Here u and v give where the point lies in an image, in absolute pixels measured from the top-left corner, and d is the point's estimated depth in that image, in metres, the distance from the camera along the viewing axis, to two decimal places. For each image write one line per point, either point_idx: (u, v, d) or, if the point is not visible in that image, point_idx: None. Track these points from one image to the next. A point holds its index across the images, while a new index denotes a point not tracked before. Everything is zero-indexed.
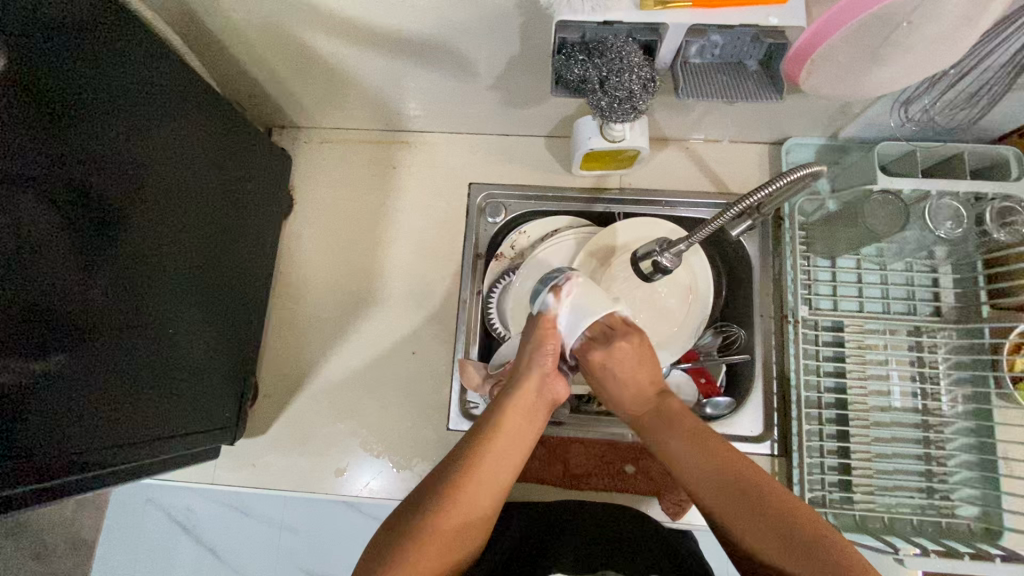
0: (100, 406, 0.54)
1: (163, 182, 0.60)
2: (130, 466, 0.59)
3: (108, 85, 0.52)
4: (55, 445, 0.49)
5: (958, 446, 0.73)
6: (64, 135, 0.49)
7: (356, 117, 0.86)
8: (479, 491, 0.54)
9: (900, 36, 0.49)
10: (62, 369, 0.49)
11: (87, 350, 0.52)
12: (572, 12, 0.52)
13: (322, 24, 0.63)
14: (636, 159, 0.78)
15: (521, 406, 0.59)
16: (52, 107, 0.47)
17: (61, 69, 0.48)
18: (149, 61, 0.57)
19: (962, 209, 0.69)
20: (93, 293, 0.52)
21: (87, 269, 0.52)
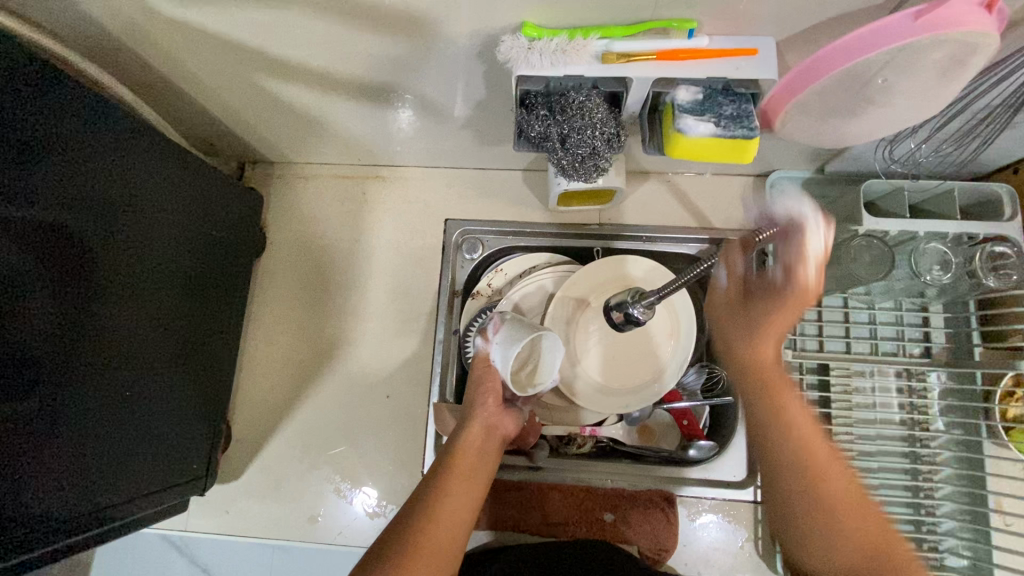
0: (61, 473, 0.52)
1: (127, 236, 0.58)
2: (98, 529, 0.58)
3: (75, 138, 0.52)
4: (16, 521, 0.48)
5: (946, 495, 0.71)
6: (31, 190, 0.48)
7: (329, 153, 0.84)
8: (431, 555, 0.51)
9: (875, 90, 0.47)
10: (16, 441, 0.48)
11: (43, 416, 0.50)
12: (530, 67, 0.49)
13: (281, 71, 0.61)
14: (612, 196, 0.76)
15: (461, 466, 0.59)
16: (19, 162, 0.47)
17: (24, 124, 0.47)
18: (105, 114, 0.55)
19: (949, 254, 0.66)
20: (51, 360, 0.51)
21: (43, 336, 0.50)
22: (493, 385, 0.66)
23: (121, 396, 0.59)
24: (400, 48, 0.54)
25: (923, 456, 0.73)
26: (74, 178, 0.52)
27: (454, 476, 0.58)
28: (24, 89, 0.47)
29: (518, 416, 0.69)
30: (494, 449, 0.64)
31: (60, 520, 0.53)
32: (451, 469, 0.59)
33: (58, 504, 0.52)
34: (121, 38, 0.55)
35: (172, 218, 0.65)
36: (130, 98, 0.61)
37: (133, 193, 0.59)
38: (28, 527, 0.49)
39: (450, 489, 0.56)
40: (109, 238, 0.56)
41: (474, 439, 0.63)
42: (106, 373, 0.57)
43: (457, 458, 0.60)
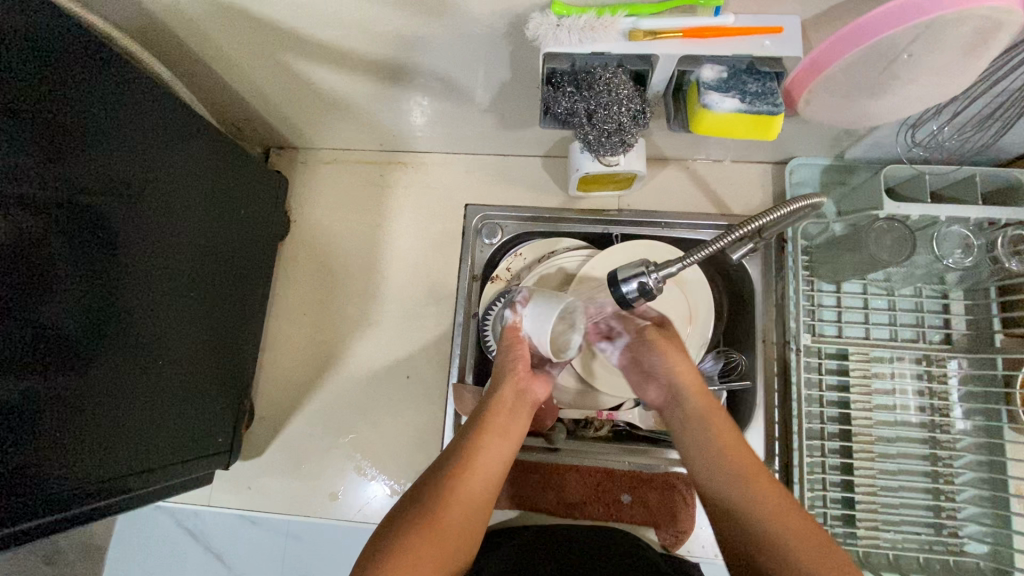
0: (88, 441, 0.54)
1: (155, 214, 0.60)
2: (122, 497, 0.59)
3: (109, 115, 0.53)
4: (43, 483, 0.50)
5: (967, 481, 0.70)
6: (67, 164, 0.49)
7: (352, 139, 0.86)
8: (459, 520, 0.51)
9: (899, 67, 0.47)
10: (50, 407, 0.49)
11: (75, 383, 0.52)
12: (558, 44, 0.51)
13: (311, 52, 0.62)
14: (632, 180, 0.77)
15: (491, 433, 0.59)
16: (56, 136, 0.48)
17: (63, 99, 0.49)
18: (138, 90, 0.56)
19: (971, 238, 0.66)
20: (83, 331, 0.52)
21: (77, 306, 0.51)
22: (523, 353, 0.66)
23: (147, 370, 0.60)
24: (428, 28, 0.56)
25: (942, 443, 0.72)
26: (109, 154, 0.53)
27: (484, 444, 0.58)
28: (62, 67, 0.48)
29: (546, 382, 0.68)
30: (525, 415, 0.64)
31: (86, 486, 0.54)
32: (482, 435, 0.58)
33: (85, 470, 0.54)
34: (158, 16, 0.57)
35: (198, 198, 0.66)
36: (165, 77, 0.62)
37: (162, 171, 0.60)
38: (56, 492, 0.51)
39: (479, 458, 0.56)
40: (140, 215, 0.58)
41: (507, 406, 0.62)
42: (132, 346, 0.58)
43: (488, 424, 0.60)
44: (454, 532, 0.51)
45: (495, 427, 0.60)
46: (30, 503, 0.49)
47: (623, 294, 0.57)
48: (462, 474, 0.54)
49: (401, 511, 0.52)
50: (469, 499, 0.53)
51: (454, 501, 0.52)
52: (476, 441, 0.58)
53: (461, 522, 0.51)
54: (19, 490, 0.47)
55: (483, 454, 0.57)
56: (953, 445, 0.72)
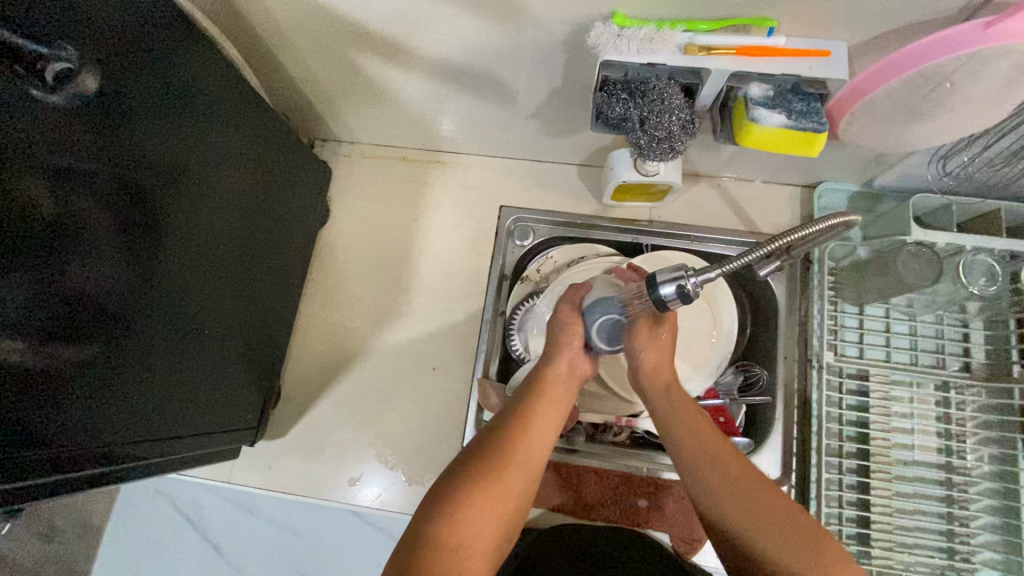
0: (101, 406, 0.51)
1: (195, 187, 0.59)
2: (130, 464, 0.57)
3: (172, 90, 0.53)
4: (54, 442, 0.47)
5: (981, 508, 0.71)
6: (128, 140, 0.49)
7: (395, 135, 0.89)
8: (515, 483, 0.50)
9: (941, 96, 0.50)
10: (94, 372, 0.50)
11: (114, 354, 0.51)
12: (617, 53, 0.53)
13: (371, 46, 0.65)
14: (667, 193, 0.79)
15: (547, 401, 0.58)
16: (124, 114, 0.48)
17: (135, 75, 0.48)
18: (202, 63, 0.56)
19: (997, 266, 0.68)
20: (119, 302, 0.51)
21: (123, 278, 0.51)
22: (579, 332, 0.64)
23: (173, 342, 0.60)
24: (490, 30, 0.59)
25: (957, 468, 0.73)
26: (166, 121, 0.53)
27: (537, 410, 0.56)
28: (140, 44, 0.48)
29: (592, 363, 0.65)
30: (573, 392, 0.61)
31: (104, 453, 0.53)
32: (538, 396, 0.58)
33: (96, 435, 0.51)
34: None
35: (236, 179, 0.66)
36: (234, 58, 0.66)
37: (207, 145, 0.59)
38: (77, 457, 0.50)
39: (530, 428, 0.54)
40: (179, 185, 0.56)
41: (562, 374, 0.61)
42: (169, 320, 0.58)
43: (541, 390, 0.59)
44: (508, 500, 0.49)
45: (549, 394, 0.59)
46: (69, 463, 0.49)
47: (661, 298, 0.58)
48: (513, 445, 0.52)
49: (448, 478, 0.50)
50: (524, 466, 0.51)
51: (512, 471, 0.50)
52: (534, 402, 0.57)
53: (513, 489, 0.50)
54: (55, 455, 0.48)
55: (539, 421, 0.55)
56: (967, 470, 0.73)
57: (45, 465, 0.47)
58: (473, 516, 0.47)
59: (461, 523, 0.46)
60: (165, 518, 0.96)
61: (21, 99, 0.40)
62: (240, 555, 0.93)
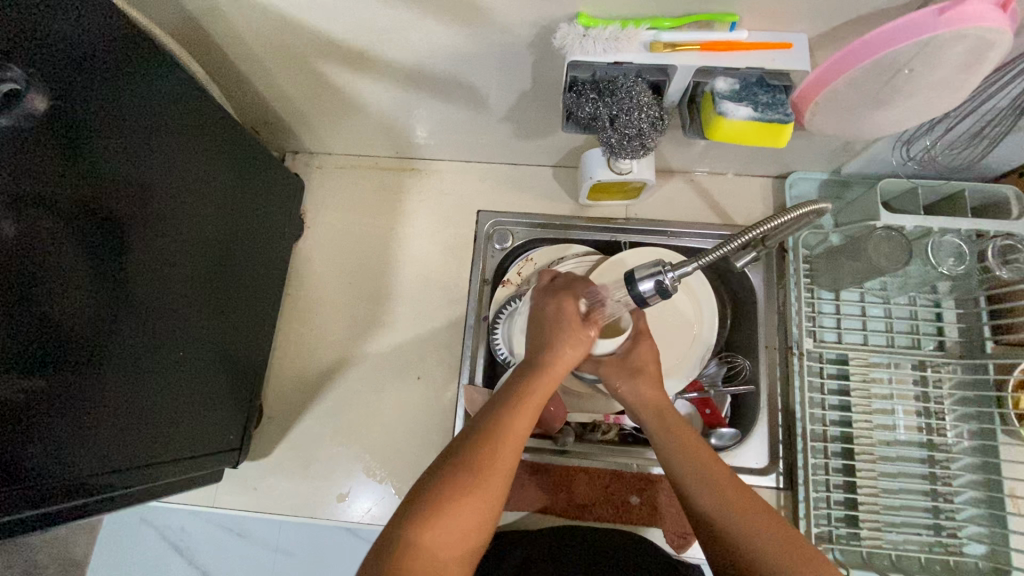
0: (77, 435, 0.49)
1: (162, 209, 0.57)
2: (105, 496, 0.54)
3: (135, 109, 0.52)
4: (19, 477, 0.44)
5: (964, 482, 0.72)
6: (90, 165, 0.48)
7: (367, 144, 0.88)
8: (494, 490, 0.49)
9: (900, 82, 0.51)
10: (65, 404, 0.48)
11: (86, 384, 0.50)
12: (584, 53, 0.53)
13: (338, 55, 0.65)
14: (642, 190, 0.80)
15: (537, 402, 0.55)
16: (83, 137, 0.47)
17: (95, 95, 0.47)
18: (167, 83, 0.55)
19: (964, 246, 0.70)
20: (88, 330, 0.50)
21: (92, 303, 0.50)
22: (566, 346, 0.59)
23: (149, 367, 0.58)
24: (456, 35, 0.58)
25: (939, 445, 0.75)
26: (134, 146, 0.52)
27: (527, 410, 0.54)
28: (97, 65, 0.47)
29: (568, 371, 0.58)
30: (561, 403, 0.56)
31: (84, 483, 0.51)
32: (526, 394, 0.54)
33: (71, 466, 0.49)
34: (193, 12, 0.59)
35: (206, 202, 0.64)
36: (198, 73, 0.65)
37: (172, 166, 0.58)
38: (57, 491, 0.48)
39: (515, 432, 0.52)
40: (145, 209, 0.55)
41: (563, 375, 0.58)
42: (144, 345, 0.57)
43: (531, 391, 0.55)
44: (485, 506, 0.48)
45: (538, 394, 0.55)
46: (50, 495, 0.47)
47: (639, 293, 0.58)
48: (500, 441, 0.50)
49: (423, 485, 0.48)
50: (501, 472, 0.50)
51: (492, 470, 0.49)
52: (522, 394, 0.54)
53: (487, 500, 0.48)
54: (32, 489, 0.46)
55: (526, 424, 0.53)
56: (949, 447, 0.74)
57: (25, 499, 0.45)
58: (451, 516, 0.46)
59: (436, 525, 0.46)
60: (148, 546, 0.94)
61: None
62: None
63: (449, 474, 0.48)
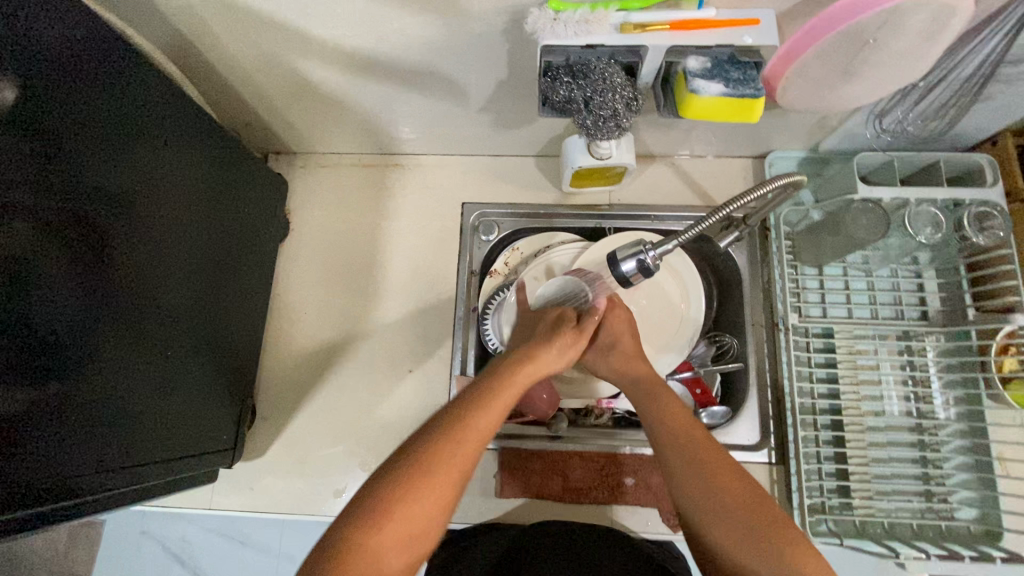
0: (66, 438, 0.49)
1: (144, 208, 0.57)
2: (95, 497, 0.53)
3: (110, 110, 0.52)
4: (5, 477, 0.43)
5: (953, 449, 0.73)
6: (67, 166, 0.48)
7: (350, 142, 0.88)
8: (443, 490, 0.47)
9: (867, 52, 0.51)
10: (54, 410, 0.48)
11: (74, 386, 0.50)
12: (556, 37, 0.54)
13: (314, 51, 0.65)
14: (623, 174, 0.80)
15: (492, 406, 0.53)
16: (58, 138, 0.47)
17: (66, 95, 0.47)
18: (145, 82, 0.56)
19: (941, 216, 0.71)
20: (74, 333, 0.50)
21: (78, 305, 0.50)
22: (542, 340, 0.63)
23: (138, 369, 0.58)
24: (430, 26, 0.59)
25: (926, 414, 0.75)
26: (111, 145, 0.52)
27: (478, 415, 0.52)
28: (69, 66, 0.48)
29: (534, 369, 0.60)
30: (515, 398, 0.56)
31: (76, 486, 0.51)
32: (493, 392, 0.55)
33: (57, 465, 0.49)
34: (165, 13, 0.59)
35: (188, 202, 0.64)
36: (173, 74, 0.65)
37: (152, 165, 0.58)
38: (49, 495, 0.48)
39: (462, 438, 0.50)
40: (127, 209, 0.55)
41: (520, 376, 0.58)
42: (132, 348, 0.57)
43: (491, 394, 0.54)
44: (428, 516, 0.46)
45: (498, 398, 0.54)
46: (42, 498, 0.47)
47: (622, 273, 0.59)
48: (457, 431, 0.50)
49: (374, 480, 0.48)
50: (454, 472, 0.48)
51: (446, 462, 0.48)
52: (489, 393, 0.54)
53: (429, 508, 0.46)
54: (26, 493, 0.46)
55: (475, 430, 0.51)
56: (936, 415, 0.75)
57: (19, 501, 0.45)
58: (392, 520, 0.45)
59: (377, 526, 0.44)
60: (148, 558, 0.97)
61: None
62: None
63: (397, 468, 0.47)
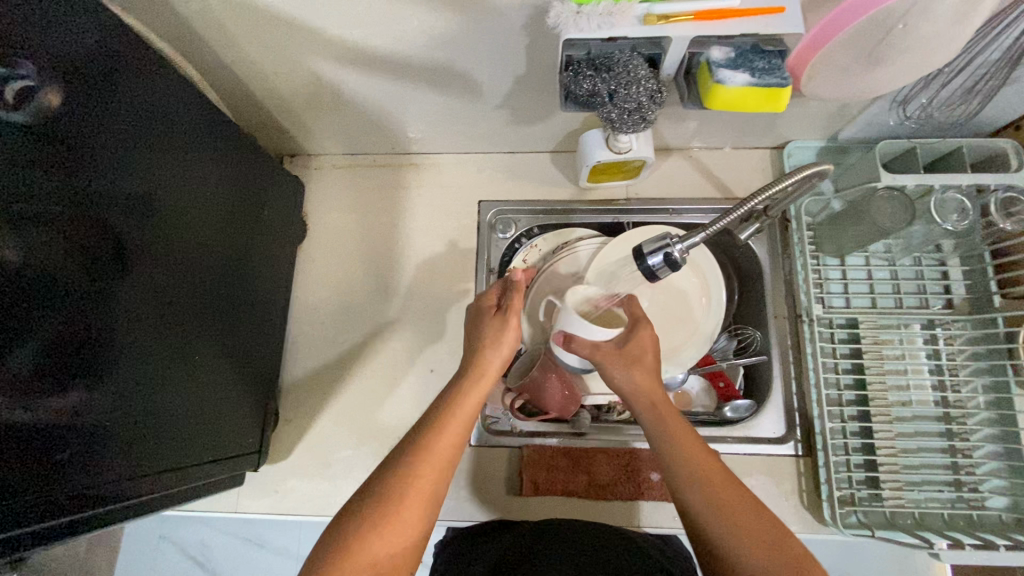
0: (99, 444, 0.49)
1: (167, 220, 0.57)
2: (126, 504, 0.53)
3: (136, 114, 0.52)
4: (34, 485, 0.43)
5: (981, 437, 0.72)
6: (99, 170, 0.48)
7: (365, 142, 0.88)
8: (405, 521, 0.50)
9: (895, 38, 0.50)
10: (87, 416, 0.48)
11: (105, 391, 0.50)
12: (579, 30, 0.53)
13: (331, 51, 0.65)
14: (642, 168, 0.80)
15: (453, 425, 0.57)
16: (92, 142, 0.47)
17: (100, 98, 0.47)
18: (167, 89, 0.56)
19: (967, 202, 0.70)
20: (105, 337, 0.50)
21: (108, 310, 0.50)
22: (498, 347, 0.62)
23: (166, 374, 0.58)
24: (449, 23, 0.59)
25: (953, 403, 0.75)
26: (137, 150, 0.52)
27: (440, 436, 0.55)
28: (103, 70, 0.48)
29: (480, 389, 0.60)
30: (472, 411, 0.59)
31: (110, 491, 0.51)
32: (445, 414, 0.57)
33: (87, 473, 0.48)
34: (184, 16, 0.59)
35: (208, 206, 0.64)
36: (194, 77, 0.65)
37: (173, 171, 0.57)
38: (83, 499, 0.48)
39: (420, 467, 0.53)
40: (149, 218, 0.55)
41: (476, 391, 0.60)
42: (159, 353, 0.57)
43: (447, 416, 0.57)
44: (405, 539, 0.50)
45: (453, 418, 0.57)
46: (76, 502, 0.47)
47: (649, 267, 0.59)
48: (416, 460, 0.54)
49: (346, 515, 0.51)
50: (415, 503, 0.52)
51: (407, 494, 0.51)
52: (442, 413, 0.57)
53: (392, 541, 0.49)
54: (62, 498, 0.46)
55: (440, 450, 0.55)
56: (964, 404, 0.74)
57: (55, 503, 0.45)
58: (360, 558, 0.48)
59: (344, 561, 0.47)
60: (169, 563, 0.99)
61: None
62: None
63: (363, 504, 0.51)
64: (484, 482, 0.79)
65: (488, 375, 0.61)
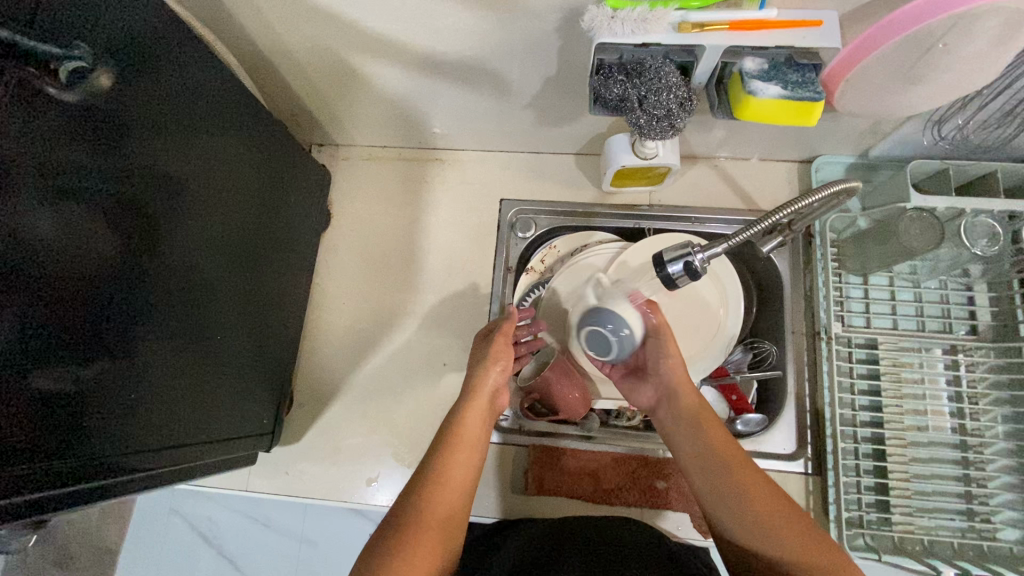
0: (122, 417, 0.51)
1: (196, 200, 0.58)
2: (142, 476, 0.55)
3: (171, 94, 0.52)
4: (61, 453, 0.45)
5: (999, 468, 0.70)
6: (133, 150, 0.49)
7: (391, 135, 0.89)
8: (437, 534, 0.53)
9: (934, 57, 0.49)
10: (113, 384, 0.49)
11: (128, 368, 0.51)
12: (612, 35, 0.53)
13: (362, 43, 0.65)
14: (666, 175, 0.80)
15: (462, 445, 0.59)
16: (128, 122, 0.48)
17: (139, 78, 0.48)
18: (202, 73, 0.57)
19: (997, 227, 0.68)
20: (131, 312, 0.51)
21: (134, 286, 0.51)
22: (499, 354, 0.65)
23: (188, 353, 0.60)
24: (483, 21, 0.59)
25: (971, 430, 0.73)
26: (171, 131, 0.53)
27: (450, 461, 0.58)
28: (143, 50, 0.48)
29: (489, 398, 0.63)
30: (482, 423, 0.62)
31: (131, 462, 0.52)
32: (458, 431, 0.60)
33: (110, 445, 0.50)
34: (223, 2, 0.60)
35: (234, 189, 0.65)
36: (230, 62, 0.66)
37: (204, 155, 0.58)
38: (105, 469, 0.49)
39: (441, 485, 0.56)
40: (177, 199, 0.55)
41: (477, 408, 0.62)
42: (181, 332, 0.58)
43: (459, 435, 0.60)
44: (431, 560, 0.51)
45: (462, 437, 0.60)
46: (97, 472, 0.48)
47: (668, 275, 0.59)
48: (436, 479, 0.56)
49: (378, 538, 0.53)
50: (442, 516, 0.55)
51: (431, 511, 0.54)
52: (454, 432, 0.60)
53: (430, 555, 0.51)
54: (81, 468, 0.47)
55: (451, 474, 0.57)
56: (982, 433, 0.73)
57: (77, 471, 0.46)
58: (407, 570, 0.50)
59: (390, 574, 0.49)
60: (177, 536, 1.02)
61: (36, 97, 0.40)
62: (254, 563, 1.00)
63: (394, 524, 0.53)
64: (490, 478, 0.80)
65: (486, 390, 0.63)
